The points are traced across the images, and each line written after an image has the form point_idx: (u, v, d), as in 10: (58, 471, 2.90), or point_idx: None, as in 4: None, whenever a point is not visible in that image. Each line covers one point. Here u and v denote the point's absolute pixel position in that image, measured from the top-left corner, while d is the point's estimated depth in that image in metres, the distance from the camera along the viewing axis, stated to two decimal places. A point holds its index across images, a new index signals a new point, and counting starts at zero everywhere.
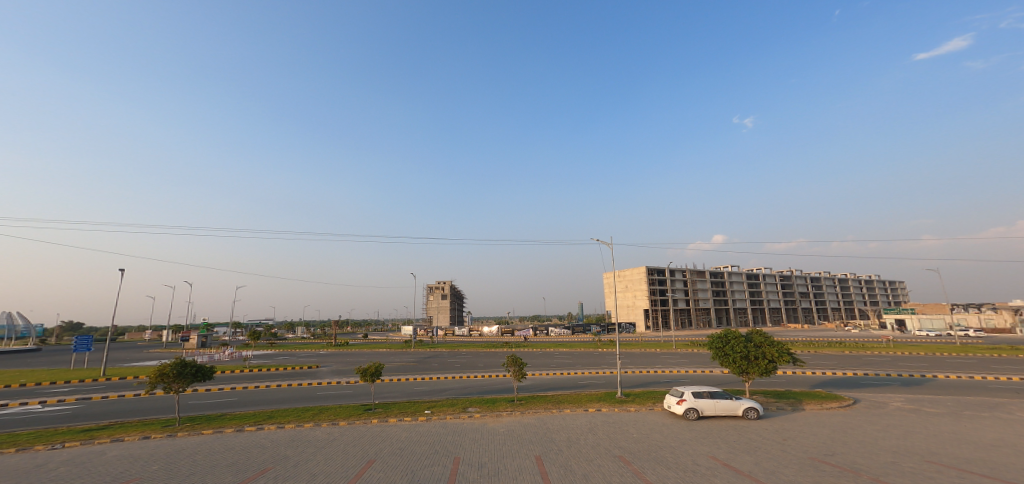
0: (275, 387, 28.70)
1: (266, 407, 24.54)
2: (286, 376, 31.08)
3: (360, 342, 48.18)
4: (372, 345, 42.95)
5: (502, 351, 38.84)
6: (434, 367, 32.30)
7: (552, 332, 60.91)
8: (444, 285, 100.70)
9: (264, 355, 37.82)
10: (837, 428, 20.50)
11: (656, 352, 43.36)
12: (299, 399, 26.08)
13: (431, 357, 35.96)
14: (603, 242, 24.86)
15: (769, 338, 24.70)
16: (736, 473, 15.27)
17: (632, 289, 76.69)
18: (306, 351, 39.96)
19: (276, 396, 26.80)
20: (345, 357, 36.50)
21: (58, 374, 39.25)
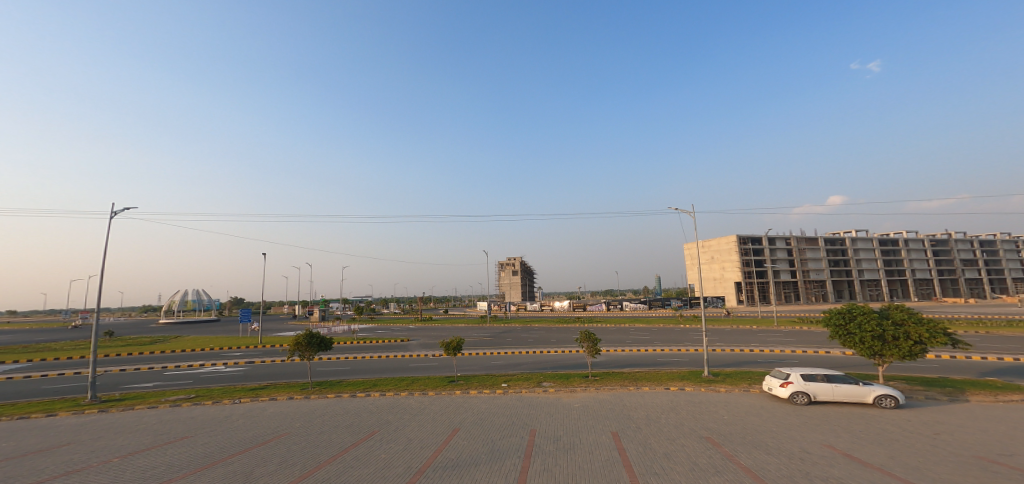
0: (376, 358, 32.14)
1: (371, 376, 27.65)
2: (384, 347, 34.67)
3: (442, 317, 51.62)
4: (452, 320, 45.88)
5: (575, 326, 38.51)
6: (511, 341, 33.34)
7: (626, 306, 58.54)
8: (514, 260, 102.14)
9: (364, 329, 42.53)
10: (1015, 425, 16.49)
11: (740, 328, 39.72)
12: (397, 369, 28.93)
13: (509, 331, 37.18)
14: (682, 210, 21.97)
15: (912, 315, 20.55)
16: (861, 466, 13.20)
17: (719, 260, 70.15)
18: (397, 325, 44.05)
19: (378, 366, 30.11)
20: (431, 331, 39.44)
21: (215, 341, 48.35)
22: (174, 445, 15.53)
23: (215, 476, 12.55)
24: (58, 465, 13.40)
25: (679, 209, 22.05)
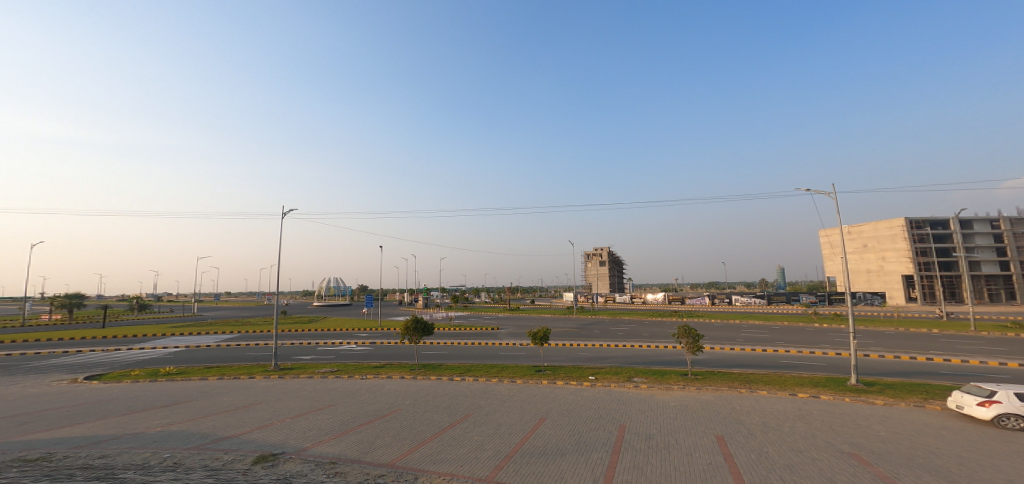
0: (470, 345, 33.23)
1: (465, 361, 28.22)
2: (478, 336, 35.52)
3: (531, 307, 52.20)
4: (540, 310, 46.13)
5: (671, 321, 35.66)
6: (600, 333, 32.08)
7: (734, 299, 52.21)
8: (601, 250, 98.33)
9: (457, 317, 44.50)
10: None
11: (908, 331, 32.00)
12: (490, 356, 29.27)
13: (599, 323, 35.96)
14: (821, 192, 15.27)
15: None
16: None
17: (877, 248, 58.41)
18: (489, 314, 45.53)
19: (472, 353, 30.65)
20: (517, 320, 40.15)
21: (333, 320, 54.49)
22: (314, 398, 13.00)
23: (354, 430, 10.28)
24: (230, 424, 10.51)
25: (810, 190, 15.43)
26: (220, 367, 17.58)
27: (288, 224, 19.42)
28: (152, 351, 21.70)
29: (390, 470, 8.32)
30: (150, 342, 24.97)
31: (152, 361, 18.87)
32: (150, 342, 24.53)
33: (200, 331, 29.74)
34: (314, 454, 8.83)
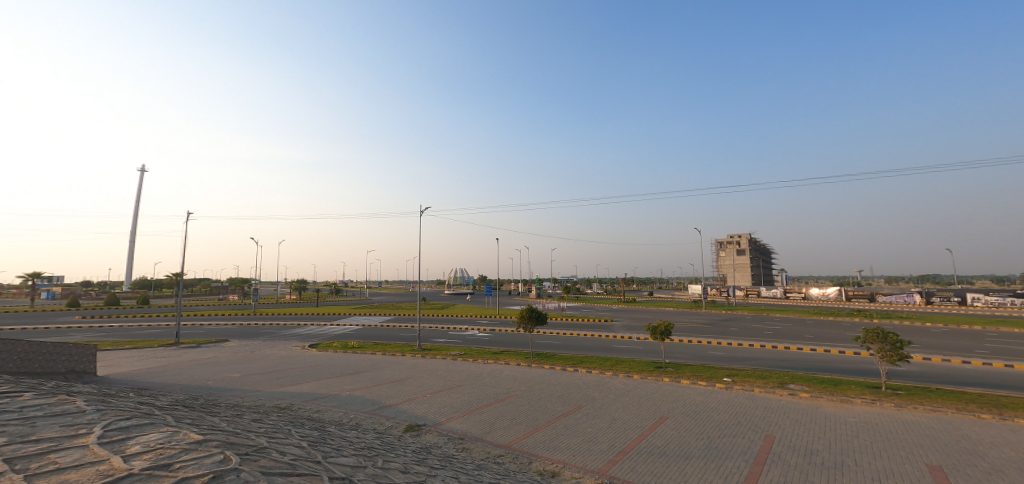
0: (587, 335, 32.58)
1: (580, 352, 27.28)
2: (595, 328, 34.54)
3: (650, 299, 49.43)
4: (660, 303, 43.37)
5: (826, 320, 30.34)
6: (731, 329, 28.99)
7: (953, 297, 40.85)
8: (740, 236, 88.07)
9: (573, 307, 44.48)
10: None
11: None
12: (607, 349, 27.86)
13: (730, 319, 32.55)
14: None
15: None
16: None
17: None
18: (603, 305, 44.46)
19: (588, 345, 29.46)
20: (634, 312, 38.79)
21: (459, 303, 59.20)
22: (444, 376, 13.91)
23: (478, 411, 10.65)
24: (389, 394, 11.21)
25: None
26: (384, 343, 18.95)
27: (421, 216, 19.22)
28: (336, 327, 24.78)
29: (508, 451, 8.49)
30: (337, 318, 29.22)
31: (336, 335, 21.25)
32: (330, 319, 28.67)
33: (366, 312, 33.89)
34: (447, 429, 9.35)
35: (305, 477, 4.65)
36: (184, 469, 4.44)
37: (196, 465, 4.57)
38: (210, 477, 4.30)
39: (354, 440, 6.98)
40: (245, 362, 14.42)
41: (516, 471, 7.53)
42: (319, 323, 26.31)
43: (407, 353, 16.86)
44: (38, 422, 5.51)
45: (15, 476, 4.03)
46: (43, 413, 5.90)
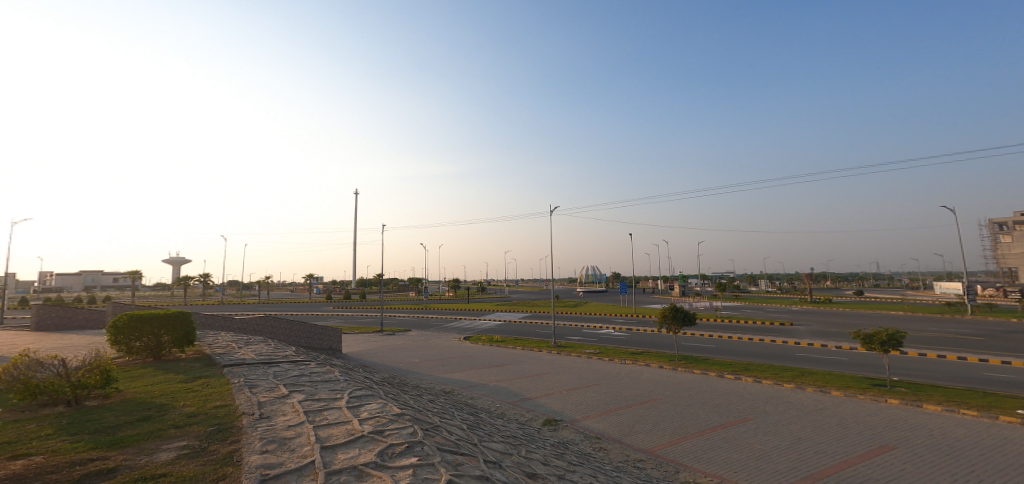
0: (753, 339, 28.41)
1: (749, 357, 23.19)
2: (765, 333, 29.70)
3: (848, 301, 40.56)
4: (864, 307, 35.25)
5: None
6: (983, 338, 21.47)
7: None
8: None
9: (737, 309, 38.94)
10: None
11: None
12: (777, 352, 23.88)
13: (988, 329, 24.01)
14: None
15: None
16: None
17: None
18: (768, 307, 38.60)
19: (749, 349, 25.68)
20: (827, 319, 31.83)
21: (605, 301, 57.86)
22: (587, 375, 13.66)
23: (615, 412, 10.18)
24: (531, 387, 11.51)
25: None
26: (522, 338, 19.64)
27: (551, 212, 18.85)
28: (482, 322, 26.62)
29: (650, 456, 7.89)
30: (487, 314, 31.45)
31: (484, 330, 22.85)
32: (479, 315, 30.98)
33: (511, 308, 35.64)
34: (585, 426, 9.22)
35: (466, 457, 4.95)
36: (391, 436, 5.22)
37: (395, 434, 5.32)
38: (405, 446, 4.93)
39: (502, 427, 7.25)
40: (417, 350, 16.45)
41: (659, 479, 6.96)
42: (469, 318, 28.64)
43: (545, 349, 17.15)
44: (318, 384, 7.32)
45: (308, 426, 5.30)
46: (319, 378, 7.77)
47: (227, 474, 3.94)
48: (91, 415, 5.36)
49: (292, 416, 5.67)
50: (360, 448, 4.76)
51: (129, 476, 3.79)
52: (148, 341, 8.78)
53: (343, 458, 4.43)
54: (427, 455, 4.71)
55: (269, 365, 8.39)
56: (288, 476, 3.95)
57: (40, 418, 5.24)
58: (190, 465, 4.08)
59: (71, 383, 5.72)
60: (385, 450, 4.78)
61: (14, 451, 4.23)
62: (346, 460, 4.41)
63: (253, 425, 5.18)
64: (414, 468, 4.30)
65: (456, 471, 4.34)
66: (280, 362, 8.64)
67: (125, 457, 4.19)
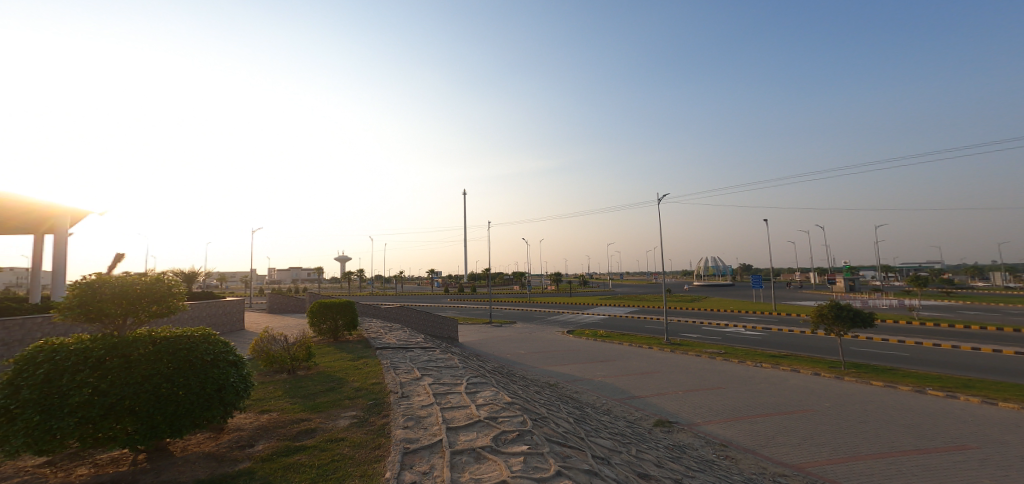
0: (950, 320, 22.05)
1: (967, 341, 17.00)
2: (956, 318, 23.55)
3: None
4: None
5: None
6: None
7: None
8: None
9: (936, 303, 31.33)
10: None
11: None
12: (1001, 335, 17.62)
13: None
14: None
15: None
16: None
17: None
18: (955, 303, 30.90)
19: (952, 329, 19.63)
20: None
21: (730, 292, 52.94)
22: (708, 377, 12.09)
23: (742, 414, 8.86)
24: (638, 386, 10.84)
25: None
26: (629, 334, 19.08)
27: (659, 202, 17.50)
28: (589, 316, 26.49)
29: (797, 473, 6.42)
30: (594, 308, 31.11)
31: (590, 324, 22.82)
32: (586, 308, 30.85)
33: (619, 302, 34.87)
34: (705, 432, 8.03)
35: (574, 450, 5.21)
36: (503, 423, 5.71)
37: (508, 421, 5.81)
38: (517, 434, 5.36)
39: (610, 424, 7.28)
40: (525, 342, 17.16)
41: None
42: (576, 312, 28.69)
43: (655, 346, 16.48)
44: (442, 370, 8.25)
45: (436, 407, 6.09)
46: (442, 364, 8.72)
47: (381, 444, 4.75)
48: (296, 382, 6.87)
49: (424, 397, 6.55)
50: (478, 432, 5.32)
51: (323, 437, 4.81)
52: (331, 325, 10.76)
53: (464, 440, 5.00)
54: (536, 444, 5.07)
55: (405, 349, 9.68)
56: (424, 451, 4.62)
57: (271, 381, 6.89)
58: (356, 433, 5.01)
59: (289, 355, 7.41)
60: (498, 436, 5.27)
61: (253, 407, 5.64)
62: (466, 442, 4.98)
63: (396, 402, 6.12)
64: (525, 456, 4.68)
65: (564, 463, 4.62)
66: (414, 347, 9.90)
67: (318, 420, 5.31)
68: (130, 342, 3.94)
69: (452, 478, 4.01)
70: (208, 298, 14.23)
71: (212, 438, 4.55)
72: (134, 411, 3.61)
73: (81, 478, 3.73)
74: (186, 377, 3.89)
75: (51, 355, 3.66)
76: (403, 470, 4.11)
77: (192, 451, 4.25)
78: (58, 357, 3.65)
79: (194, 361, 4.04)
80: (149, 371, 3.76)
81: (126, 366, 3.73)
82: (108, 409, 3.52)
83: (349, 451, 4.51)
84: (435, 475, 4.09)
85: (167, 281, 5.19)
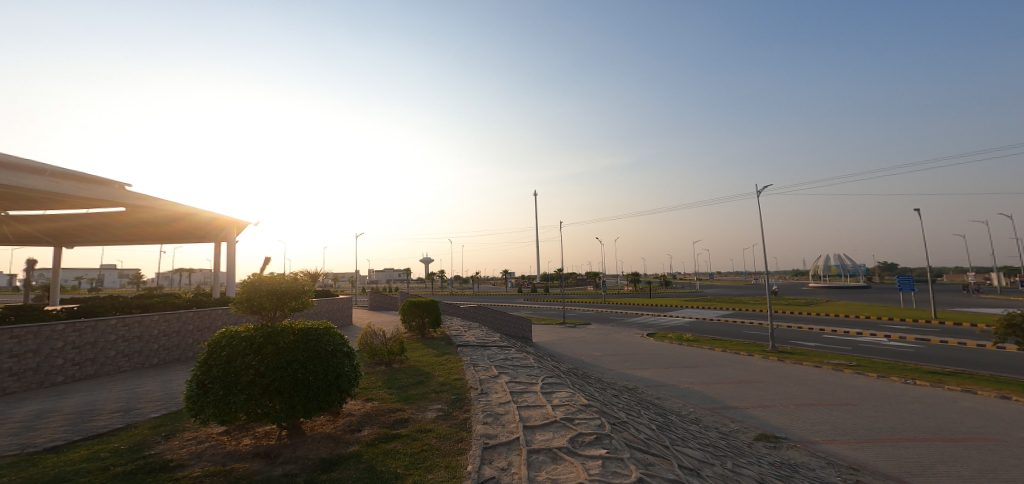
0: None
1: None
2: None
3: None
4: None
5: None
6: None
7: None
8: None
9: None
10: None
11: None
12: None
13: None
14: None
15: None
16: None
17: None
18: None
19: None
20: None
21: (846, 291, 46.60)
22: (820, 383, 10.21)
23: (874, 428, 7.33)
24: (739, 395, 9.52)
25: None
26: (718, 339, 17.67)
27: (757, 192, 15.15)
28: (673, 318, 25.05)
29: None
30: (679, 310, 29.28)
31: (672, 327, 21.62)
32: (670, 310, 29.21)
33: (707, 304, 32.62)
34: (826, 452, 6.55)
35: (657, 458, 4.95)
36: (580, 425, 5.60)
37: (585, 424, 5.68)
38: (594, 437, 5.23)
39: (699, 435, 6.78)
40: (604, 344, 16.70)
41: None
42: (658, 314, 27.35)
43: (745, 348, 15.11)
44: (518, 369, 8.33)
45: (513, 405, 6.15)
46: (517, 363, 8.81)
47: (464, 438, 4.90)
48: (392, 374, 7.38)
49: (501, 395, 6.65)
50: (553, 432, 5.28)
51: (414, 427, 5.09)
52: (417, 322, 11.42)
53: (540, 439, 5.00)
54: (615, 449, 4.90)
55: (483, 347, 9.91)
56: (502, 447, 4.69)
57: (373, 372, 7.49)
58: (442, 425, 5.23)
59: (386, 349, 7.99)
60: (575, 437, 5.18)
61: (358, 395, 6.15)
62: (543, 441, 4.96)
63: (476, 398, 6.30)
64: (604, 460, 4.54)
65: (647, 470, 4.42)
66: (491, 346, 10.09)
67: (410, 411, 5.65)
68: (279, 331, 4.47)
69: (529, 476, 4.01)
70: (326, 295, 15.91)
71: (331, 420, 5.04)
72: (281, 392, 4.14)
73: (245, 446, 4.32)
74: (317, 365, 4.35)
75: (228, 340, 4.35)
76: (483, 464, 4.20)
77: (318, 431, 4.73)
78: (234, 342, 4.32)
79: (322, 351, 4.49)
80: (292, 356, 4.27)
81: (275, 352, 4.27)
82: (264, 387, 4.09)
83: (436, 442, 4.72)
84: (513, 472, 4.12)
85: (301, 280, 6.14)
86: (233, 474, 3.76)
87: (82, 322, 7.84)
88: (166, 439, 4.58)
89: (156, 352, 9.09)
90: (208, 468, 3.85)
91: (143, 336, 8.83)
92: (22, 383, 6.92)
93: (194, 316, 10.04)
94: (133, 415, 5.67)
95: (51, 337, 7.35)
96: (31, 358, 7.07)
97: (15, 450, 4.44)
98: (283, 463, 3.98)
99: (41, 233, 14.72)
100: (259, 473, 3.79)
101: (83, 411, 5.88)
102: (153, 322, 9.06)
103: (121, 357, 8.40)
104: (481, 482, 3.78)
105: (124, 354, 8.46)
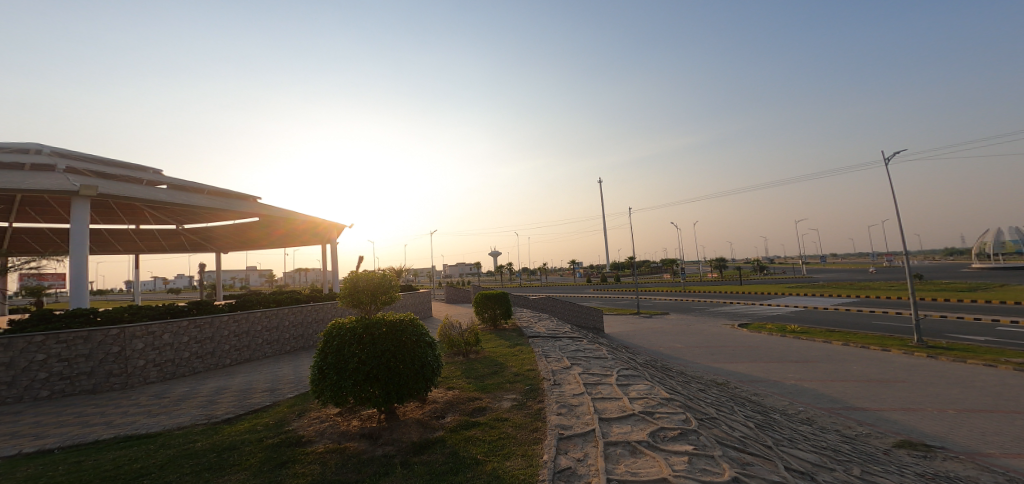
0: None
1: None
2: None
3: None
4: None
5: None
6: None
7: None
8: None
9: None
10: None
11: None
12: None
13: None
14: None
15: None
16: None
17: None
18: None
19: None
20: None
21: (999, 274, 39.27)
22: (972, 385, 8.67)
23: None
24: (866, 396, 8.43)
25: None
26: (821, 330, 15.87)
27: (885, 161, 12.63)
28: (768, 308, 22.91)
29: None
30: (773, 299, 26.76)
31: (765, 317, 19.86)
32: (764, 300, 26.73)
33: (806, 292, 29.44)
34: (1002, 468, 5.49)
35: (756, 458, 4.51)
36: (661, 420, 5.28)
37: (667, 418, 5.35)
38: (679, 432, 4.90)
39: (812, 436, 6.11)
40: (691, 335, 15.76)
41: None
42: (749, 303, 25.20)
43: (854, 341, 13.41)
44: (591, 360, 8.12)
45: (588, 396, 5.98)
46: (591, 354, 8.60)
47: (539, 427, 4.84)
48: (469, 364, 7.56)
49: (576, 386, 6.51)
50: (631, 426, 5.03)
51: (491, 415, 5.13)
52: (489, 314, 11.60)
53: (618, 432, 4.78)
54: (705, 446, 4.55)
55: (555, 338, 9.83)
56: (578, 438, 4.55)
57: (452, 362, 7.73)
58: (517, 414, 5.22)
59: (463, 340, 8.19)
60: (657, 432, 4.89)
61: (439, 383, 6.37)
62: (621, 434, 4.74)
63: (550, 389, 6.23)
64: (690, 457, 4.23)
65: (743, 470, 4.03)
66: (562, 337, 10.01)
67: (487, 400, 5.72)
68: (374, 322, 4.70)
69: (607, 468, 3.83)
70: (410, 288, 16.80)
71: (419, 407, 5.24)
72: (379, 378, 4.36)
73: (354, 427, 4.61)
74: (405, 354, 4.51)
75: (335, 331, 4.66)
76: (559, 454, 4.11)
77: (409, 416, 4.93)
78: (341, 332, 4.62)
79: (408, 341, 4.64)
80: (385, 346, 4.47)
81: (372, 342, 4.49)
82: (365, 375, 4.33)
83: (512, 431, 4.71)
84: (589, 463, 3.98)
85: (389, 275, 6.51)
86: (347, 451, 4.01)
87: (240, 313, 8.96)
88: (299, 417, 5.04)
89: (289, 341, 10.17)
90: (328, 445, 4.16)
91: (279, 326, 9.90)
92: (204, 363, 8.10)
93: (313, 308, 11.05)
94: (278, 395, 6.35)
95: (220, 327, 8.46)
96: (210, 343, 8.23)
97: (203, 420, 5.15)
98: (383, 444, 4.18)
99: (184, 240, 17.15)
100: (365, 453, 4.00)
101: (244, 389, 6.70)
102: (285, 314, 10.09)
103: (266, 344, 9.51)
104: (558, 472, 3.69)
105: (269, 341, 9.57)
